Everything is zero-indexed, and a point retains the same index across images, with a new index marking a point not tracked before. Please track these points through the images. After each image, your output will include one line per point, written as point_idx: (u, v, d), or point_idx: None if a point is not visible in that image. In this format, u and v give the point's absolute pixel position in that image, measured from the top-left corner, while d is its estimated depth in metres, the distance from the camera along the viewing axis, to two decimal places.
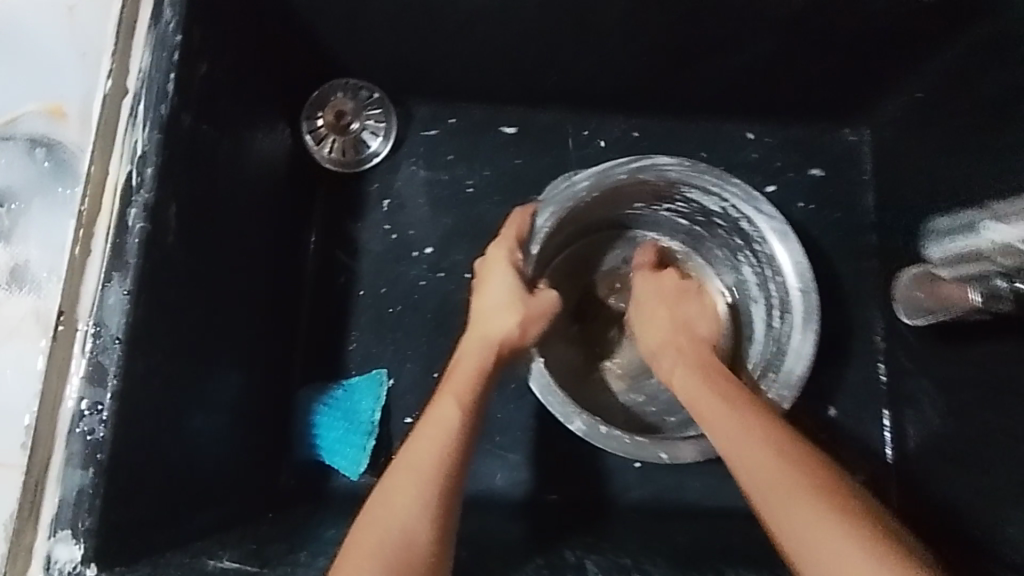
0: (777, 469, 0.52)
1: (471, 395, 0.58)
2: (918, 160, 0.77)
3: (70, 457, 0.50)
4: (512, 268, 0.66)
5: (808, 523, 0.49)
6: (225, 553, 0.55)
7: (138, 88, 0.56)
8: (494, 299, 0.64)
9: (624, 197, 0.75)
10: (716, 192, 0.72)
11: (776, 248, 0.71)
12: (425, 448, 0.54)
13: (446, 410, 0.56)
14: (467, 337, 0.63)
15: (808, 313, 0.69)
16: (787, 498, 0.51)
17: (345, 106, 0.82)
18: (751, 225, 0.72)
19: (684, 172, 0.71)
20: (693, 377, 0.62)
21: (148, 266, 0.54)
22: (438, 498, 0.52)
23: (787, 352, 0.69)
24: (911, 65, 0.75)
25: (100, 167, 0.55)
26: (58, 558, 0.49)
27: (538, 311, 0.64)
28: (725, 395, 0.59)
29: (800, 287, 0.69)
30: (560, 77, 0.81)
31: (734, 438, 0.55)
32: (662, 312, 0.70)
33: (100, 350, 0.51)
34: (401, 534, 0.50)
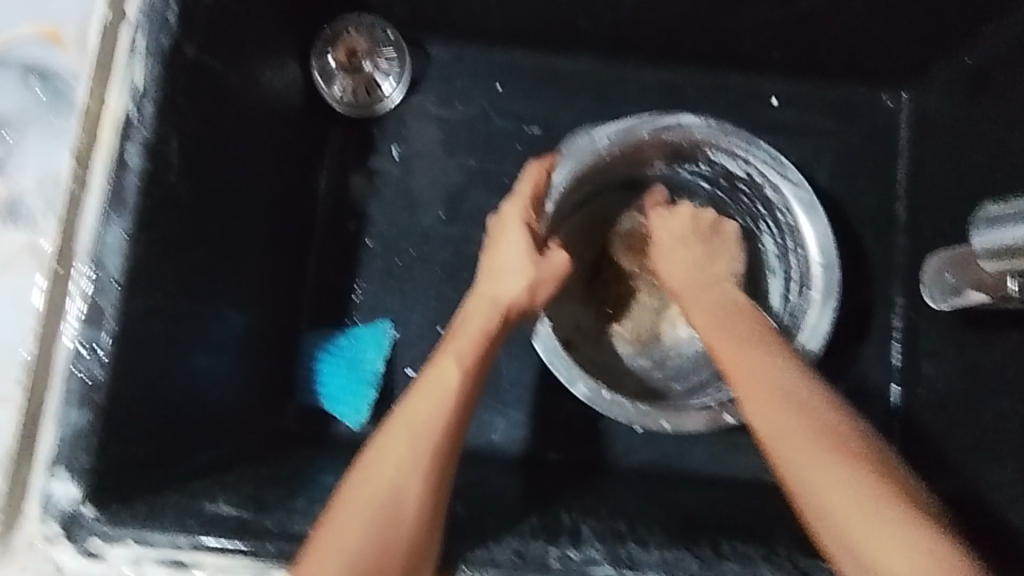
0: (828, 454, 0.49)
1: (473, 355, 0.57)
2: (960, 130, 0.73)
3: (66, 397, 0.50)
4: (526, 227, 0.63)
5: (852, 512, 0.47)
6: (222, 497, 0.55)
7: (138, 16, 0.53)
8: (505, 259, 0.62)
9: (646, 155, 0.72)
10: (743, 156, 0.69)
11: (800, 218, 0.69)
12: (424, 407, 0.53)
13: (446, 369, 0.55)
14: (474, 293, 0.62)
15: (829, 289, 0.67)
16: (834, 487, 0.48)
17: (358, 45, 0.79)
18: (776, 194, 0.70)
19: (711, 132, 0.69)
20: (721, 330, 0.60)
21: (146, 206, 0.53)
22: (433, 461, 0.52)
23: (802, 326, 0.67)
24: (958, 29, 0.71)
25: (97, 99, 0.52)
26: (56, 494, 0.49)
27: (549, 274, 0.62)
28: (765, 360, 0.56)
29: (822, 261, 0.68)
30: (587, 22, 0.77)
31: (773, 408, 0.53)
32: (691, 261, 0.68)
33: (98, 291, 0.51)
34: (394, 491, 0.50)
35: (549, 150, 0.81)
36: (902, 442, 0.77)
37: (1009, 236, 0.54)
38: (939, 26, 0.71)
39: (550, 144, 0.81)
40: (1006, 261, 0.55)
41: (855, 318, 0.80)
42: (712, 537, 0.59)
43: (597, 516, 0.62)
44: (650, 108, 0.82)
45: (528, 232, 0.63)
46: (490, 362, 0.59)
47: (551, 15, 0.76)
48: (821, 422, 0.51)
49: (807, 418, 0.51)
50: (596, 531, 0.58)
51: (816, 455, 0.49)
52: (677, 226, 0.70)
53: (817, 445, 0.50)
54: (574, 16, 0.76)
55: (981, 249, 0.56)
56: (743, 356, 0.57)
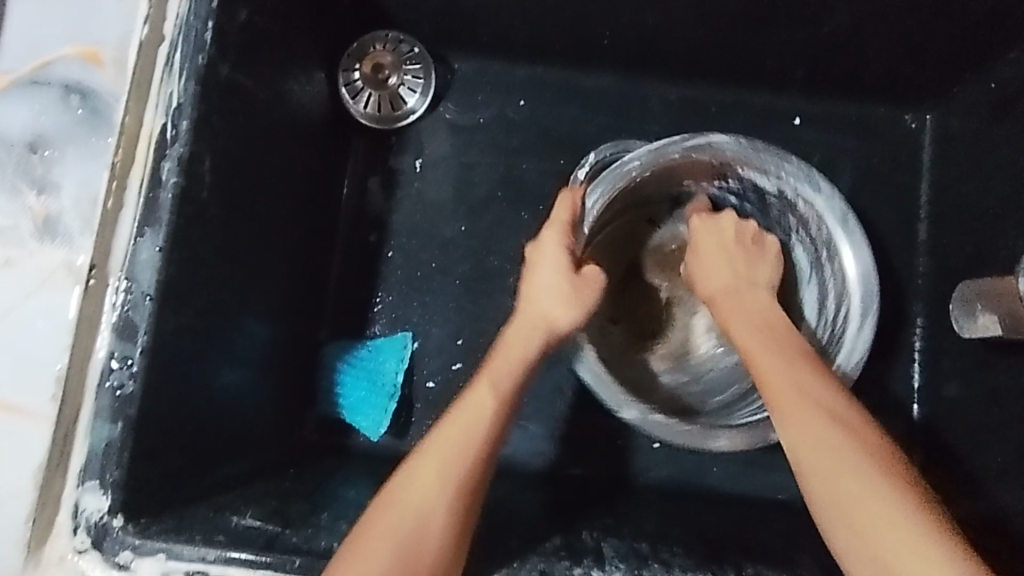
0: (861, 469, 0.51)
1: (508, 380, 0.58)
2: (983, 154, 0.73)
3: (98, 411, 0.51)
4: (563, 249, 0.63)
5: (862, 513, 0.50)
6: (248, 511, 0.56)
7: (175, 36, 0.54)
8: (544, 281, 0.62)
9: (676, 176, 0.72)
10: (774, 173, 0.69)
11: (836, 231, 0.69)
12: (459, 434, 0.54)
13: (482, 397, 0.57)
14: (517, 318, 0.62)
15: (867, 302, 0.67)
16: (859, 500, 0.50)
17: (384, 59, 0.79)
18: (808, 207, 0.70)
19: (749, 152, 0.68)
20: (757, 334, 0.61)
21: (181, 223, 0.54)
22: (468, 487, 0.53)
23: (843, 342, 0.68)
24: (984, 51, 0.70)
25: (134, 116, 0.53)
26: (86, 506, 0.49)
27: (591, 288, 0.62)
28: (802, 372, 0.57)
29: (859, 275, 0.68)
30: (611, 40, 0.77)
31: (802, 415, 0.54)
32: (719, 254, 0.66)
33: (131, 306, 0.52)
34: (423, 514, 0.51)
35: (570, 166, 0.82)
36: (921, 462, 0.77)
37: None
38: (966, 48, 0.71)
39: (572, 159, 0.82)
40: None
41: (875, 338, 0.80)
42: (732, 558, 0.59)
43: (617, 535, 0.62)
44: (672, 125, 0.82)
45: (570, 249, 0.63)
46: (524, 391, 0.60)
47: (575, 32, 0.77)
48: (837, 432, 0.53)
49: (825, 423, 0.54)
50: (618, 551, 0.58)
51: (846, 468, 0.51)
52: (711, 236, 0.68)
53: (853, 459, 0.52)
54: (599, 33, 0.76)
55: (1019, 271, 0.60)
56: (773, 358, 0.58)
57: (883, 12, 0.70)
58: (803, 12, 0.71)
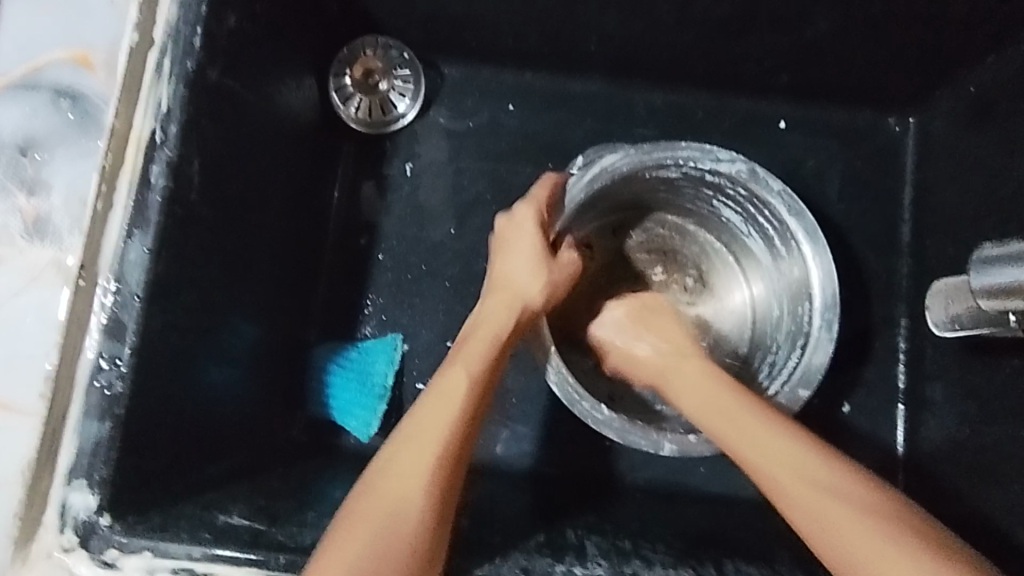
0: (824, 477, 0.53)
1: (481, 364, 0.58)
2: (963, 157, 0.74)
3: (86, 409, 0.51)
4: (536, 233, 0.65)
5: (866, 555, 0.49)
6: (234, 509, 0.56)
7: (165, 42, 0.55)
8: (516, 270, 0.64)
9: (592, 202, 0.73)
10: (669, 160, 0.69)
11: (751, 185, 0.70)
12: (431, 422, 0.54)
13: (455, 379, 0.57)
14: (491, 301, 0.63)
15: (811, 233, 0.69)
16: (831, 505, 0.52)
17: (374, 65, 0.81)
18: (714, 175, 0.71)
19: (698, 156, 0.69)
20: (699, 373, 0.63)
21: (169, 224, 0.54)
22: (441, 470, 0.53)
23: (809, 279, 0.70)
24: (964, 55, 0.72)
25: (124, 120, 0.54)
26: (73, 504, 0.50)
27: (563, 276, 0.65)
28: (751, 400, 0.59)
29: (792, 215, 0.70)
30: (597, 46, 0.78)
31: (781, 465, 0.54)
32: (659, 329, 0.70)
33: (120, 306, 0.52)
34: (398, 503, 0.51)
35: (558, 169, 0.83)
36: (905, 462, 0.78)
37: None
38: (945, 52, 0.73)
39: (560, 163, 0.83)
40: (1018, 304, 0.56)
41: (859, 339, 0.81)
42: (714, 556, 0.59)
43: (602, 533, 0.63)
44: (659, 129, 0.83)
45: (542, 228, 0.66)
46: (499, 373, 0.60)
47: (563, 38, 0.78)
48: (818, 475, 0.53)
49: (807, 467, 0.54)
50: (601, 549, 0.59)
51: (812, 478, 0.53)
52: (631, 322, 0.71)
53: (815, 469, 0.54)
54: (585, 38, 0.78)
55: (975, 286, 0.59)
56: (722, 392, 0.60)
57: (864, 18, 0.71)
58: (785, 17, 0.72)
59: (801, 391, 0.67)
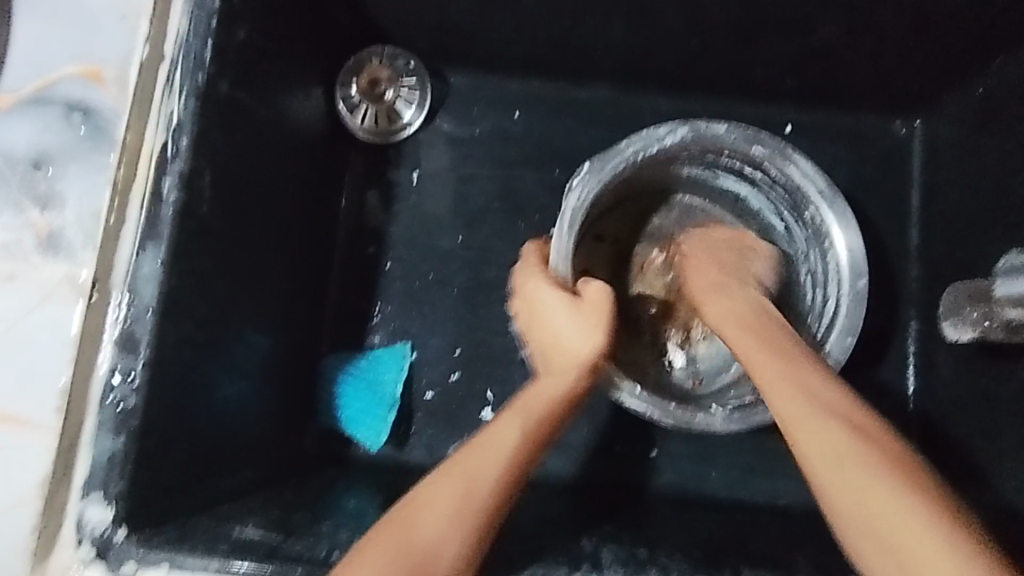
0: (876, 471, 0.48)
1: (537, 419, 0.56)
2: (971, 159, 0.74)
3: (101, 423, 0.51)
4: (552, 284, 0.63)
5: (879, 508, 0.47)
6: (250, 521, 0.56)
7: (176, 55, 0.55)
8: (551, 321, 0.62)
9: (599, 201, 0.73)
10: (672, 138, 0.69)
11: (762, 152, 0.70)
12: (481, 466, 0.53)
13: (507, 430, 0.55)
14: (541, 367, 0.61)
15: (826, 193, 0.70)
16: (879, 502, 0.47)
17: (381, 73, 0.81)
18: (719, 148, 0.71)
19: (688, 134, 0.69)
20: (749, 334, 0.58)
21: (180, 237, 0.54)
22: (478, 523, 0.51)
23: (832, 240, 0.70)
24: (970, 58, 0.72)
25: (135, 133, 0.55)
26: (89, 519, 0.50)
27: (596, 312, 0.61)
28: (802, 373, 0.53)
29: (805, 177, 0.70)
30: (603, 53, 0.78)
31: (802, 412, 0.51)
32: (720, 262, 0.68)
33: (134, 319, 0.52)
34: (427, 544, 0.50)
35: (566, 176, 0.83)
36: None
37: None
38: (952, 55, 0.73)
39: (568, 170, 0.83)
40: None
41: (869, 343, 0.81)
42: (731, 563, 0.59)
43: (617, 541, 0.62)
44: None
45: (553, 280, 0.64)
46: (556, 428, 0.58)
47: (569, 46, 0.78)
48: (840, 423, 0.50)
49: (830, 415, 0.50)
50: (617, 557, 0.59)
51: (860, 471, 0.48)
52: (703, 246, 0.72)
53: (867, 462, 0.48)
54: (592, 46, 0.78)
55: (1000, 292, 0.64)
56: (768, 362, 0.54)
57: (870, 23, 0.71)
58: (791, 23, 0.72)
59: (848, 337, 0.67)
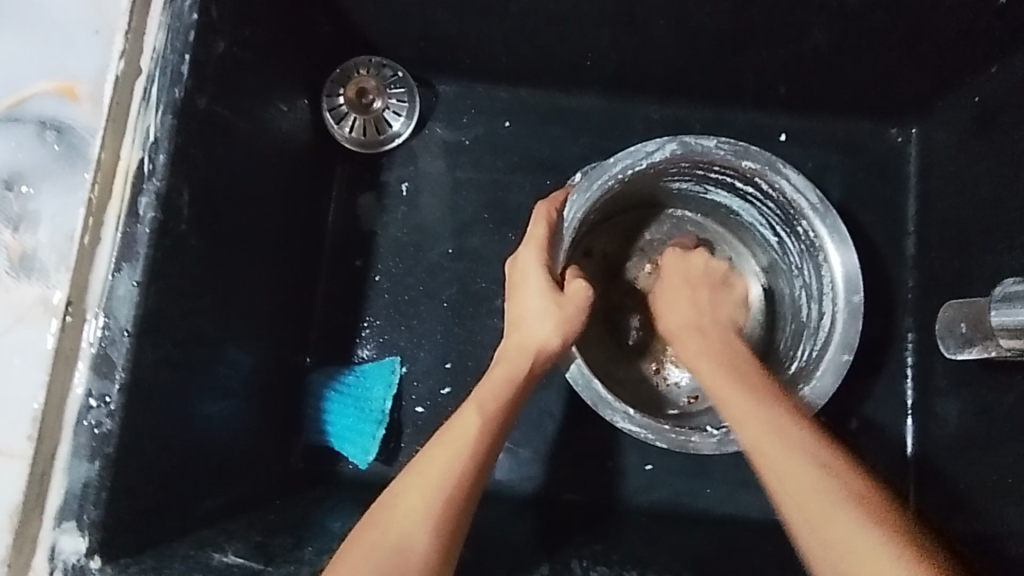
0: (825, 483, 0.50)
1: (495, 403, 0.57)
2: (967, 168, 0.73)
3: (76, 450, 0.50)
4: (543, 269, 0.64)
5: (827, 522, 0.48)
6: (230, 546, 0.55)
7: (152, 69, 0.54)
8: (528, 307, 0.63)
9: (588, 219, 0.72)
10: (659, 154, 0.68)
11: (751, 164, 0.68)
12: (443, 457, 0.53)
13: (468, 418, 0.55)
14: (504, 344, 0.62)
15: (817, 206, 0.68)
16: (828, 513, 0.49)
17: (368, 83, 0.79)
18: (707, 162, 0.70)
19: (677, 150, 0.68)
20: (723, 364, 0.61)
21: (158, 257, 0.53)
22: (443, 511, 0.51)
23: (825, 253, 0.69)
24: (966, 66, 0.71)
25: (111, 151, 0.53)
26: (63, 549, 0.49)
27: (573, 309, 0.63)
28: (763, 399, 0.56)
29: (795, 191, 0.68)
30: (593, 61, 0.77)
31: (761, 431, 0.54)
32: (694, 293, 0.70)
33: (108, 342, 0.51)
34: (400, 541, 0.49)
35: (556, 186, 0.81)
36: (915, 479, 0.76)
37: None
38: (947, 63, 0.72)
39: (558, 179, 0.82)
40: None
41: (865, 354, 0.79)
42: None
43: (607, 563, 0.61)
44: None
45: (544, 257, 0.65)
46: (514, 414, 0.58)
47: (558, 54, 0.77)
48: (800, 443, 0.53)
49: (790, 436, 0.53)
50: None
51: (811, 483, 0.50)
52: (678, 273, 0.72)
53: (818, 474, 0.51)
54: (581, 55, 0.76)
55: (996, 322, 0.62)
56: (731, 386, 0.58)
57: (863, 31, 0.70)
58: (783, 30, 0.71)
59: (844, 354, 0.66)
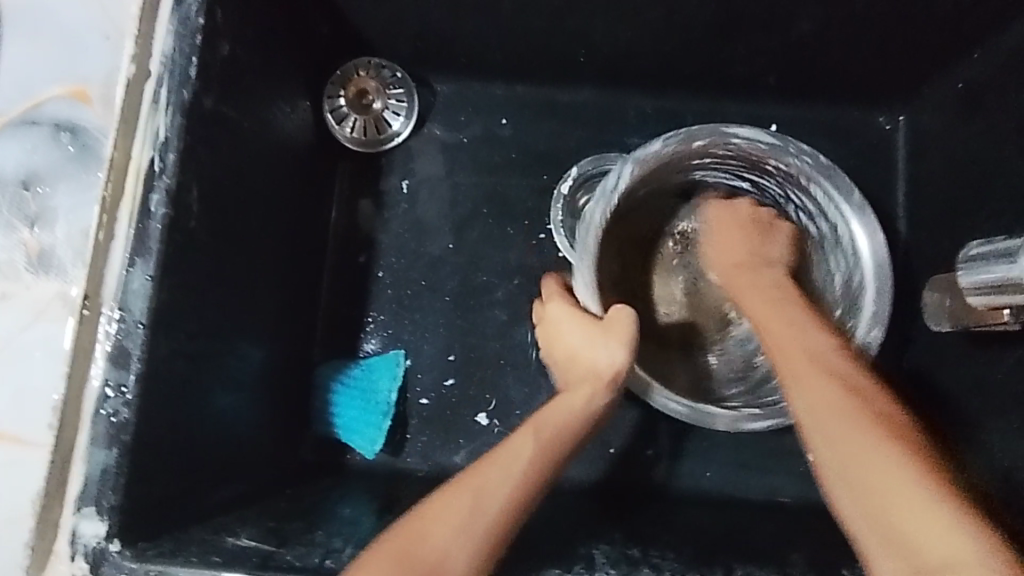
0: (870, 438, 0.50)
1: (553, 432, 0.59)
2: (955, 152, 0.74)
3: (95, 437, 0.52)
4: (575, 308, 0.66)
5: (867, 471, 0.49)
6: (243, 531, 0.56)
7: (160, 72, 0.56)
8: (570, 344, 0.64)
9: (601, 227, 0.71)
10: (657, 151, 0.66)
11: (752, 140, 0.68)
12: (499, 475, 0.55)
13: (523, 443, 0.57)
14: (560, 390, 0.63)
15: (825, 169, 0.68)
16: (872, 465, 0.49)
17: (368, 85, 0.82)
18: (708, 150, 0.69)
19: (680, 144, 0.67)
20: (768, 305, 0.63)
21: (169, 251, 0.55)
22: (493, 531, 0.52)
23: (845, 218, 0.69)
24: (948, 52, 0.73)
25: (123, 151, 0.56)
26: (84, 533, 0.51)
27: (619, 332, 0.62)
28: (801, 352, 0.57)
29: (801, 156, 0.68)
30: (586, 57, 0.79)
31: (805, 386, 0.55)
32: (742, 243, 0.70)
33: (124, 333, 0.53)
34: (439, 554, 0.50)
35: (553, 180, 0.83)
36: None
37: (1012, 274, 0.58)
38: (930, 49, 0.74)
39: (555, 174, 0.83)
40: (1006, 299, 0.59)
41: None
42: (725, 561, 0.59)
43: (610, 541, 0.63)
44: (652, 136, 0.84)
45: (571, 301, 0.67)
46: (569, 456, 0.60)
47: (551, 51, 0.79)
48: (846, 397, 0.53)
49: (839, 393, 0.53)
50: (609, 557, 0.59)
51: (857, 439, 0.50)
52: (724, 219, 0.72)
53: (868, 432, 0.51)
54: (575, 51, 0.79)
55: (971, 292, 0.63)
56: (810, 340, 0.58)
57: (847, 20, 0.72)
58: (770, 22, 0.73)
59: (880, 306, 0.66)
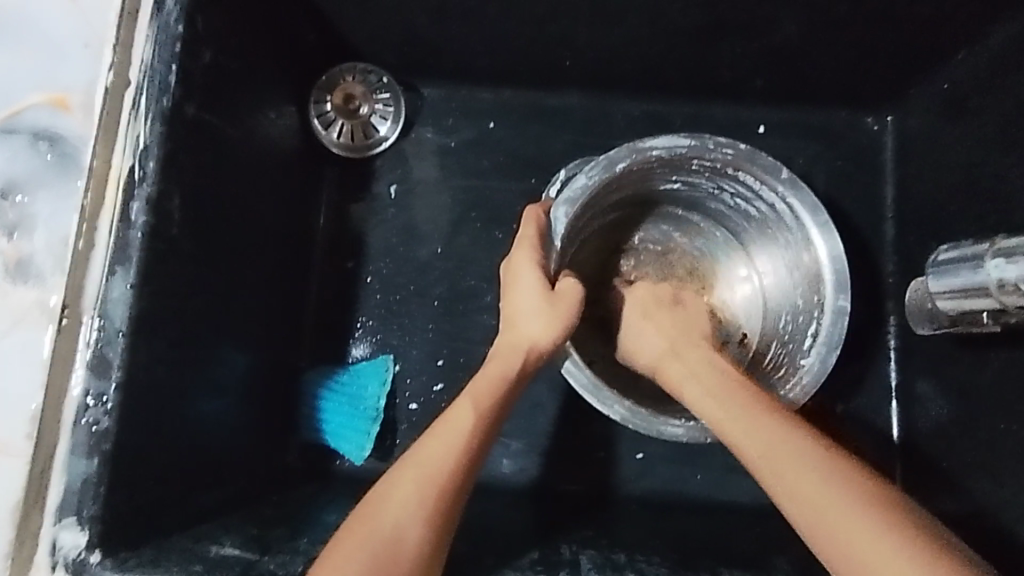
0: (835, 489, 0.49)
1: (489, 399, 0.58)
2: (941, 153, 0.74)
3: (75, 447, 0.52)
4: (537, 267, 0.65)
5: (837, 523, 0.48)
6: (227, 539, 0.56)
7: (140, 80, 0.56)
8: (522, 303, 0.64)
9: (568, 242, 0.73)
10: (608, 168, 0.69)
11: (698, 150, 0.69)
12: (437, 451, 0.55)
13: (461, 412, 0.57)
14: (500, 339, 0.64)
15: (772, 169, 0.70)
16: (839, 515, 0.48)
17: (354, 90, 0.82)
18: (658, 162, 0.71)
19: (608, 171, 0.69)
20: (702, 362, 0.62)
21: (149, 259, 0.55)
22: (436, 506, 0.52)
23: (799, 219, 0.70)
24: (934, 53, 0.73)
25: (103, 159, 0.56)
26: (64, 543, 0.51)
27: (565, 310, 0.64)
28: (746, 404, 0.56)
29: (747, 160, 0.70)
30: (572, 61, 0.79)
31: (761, 441, 0.53)
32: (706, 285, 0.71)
33: (104, 342, 0.53)
34: (392, 534, 0.51)
35: (540, 184, 0.83)
36: (902, 459, 0.77)
37: (979, 278, 0.59)
38: (916, 50, 0.73)
39: (543, 178, 0.83)
40: (976, 303, 0.60)
41: (849, 339, 0.81)
42: (710, 565, 0.59)
43: (596, 547, 0.63)
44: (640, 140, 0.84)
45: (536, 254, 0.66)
46: (504, 413, 0.60)
47: (537, 55, 0.79)
48: (801, 447, 0.52)
49: (795, 445, 0.52)
50: (594, 563, 0.58)
51: (819, 489, 0.49)
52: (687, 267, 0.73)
53: (827, 482, 0.50)
54: (561, 55, 0.79)
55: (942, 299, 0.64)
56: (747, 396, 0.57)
57: (831, 23, 0.72)
58: (755, 25, 0.73)
59: (840, 299, 0.68)
